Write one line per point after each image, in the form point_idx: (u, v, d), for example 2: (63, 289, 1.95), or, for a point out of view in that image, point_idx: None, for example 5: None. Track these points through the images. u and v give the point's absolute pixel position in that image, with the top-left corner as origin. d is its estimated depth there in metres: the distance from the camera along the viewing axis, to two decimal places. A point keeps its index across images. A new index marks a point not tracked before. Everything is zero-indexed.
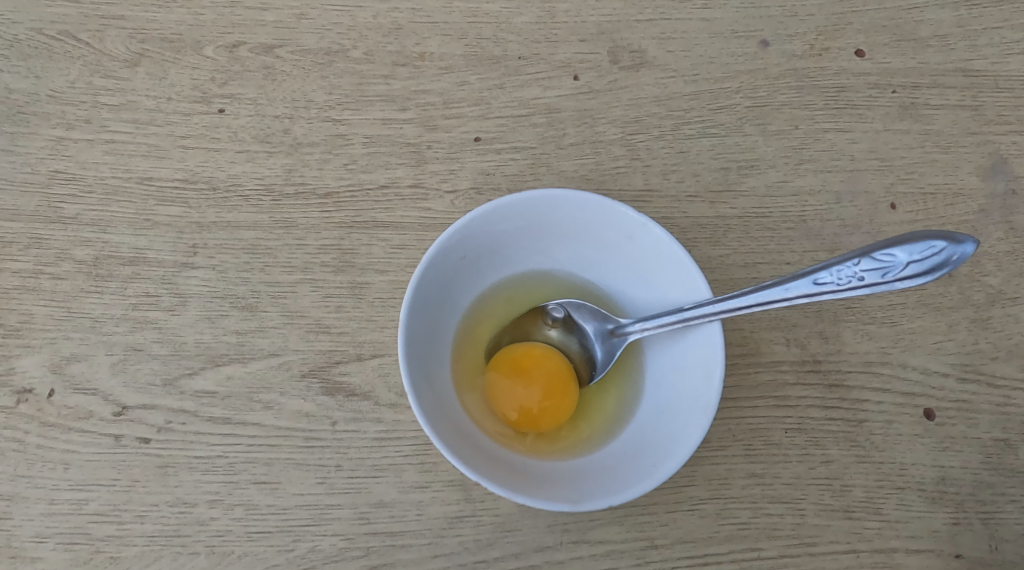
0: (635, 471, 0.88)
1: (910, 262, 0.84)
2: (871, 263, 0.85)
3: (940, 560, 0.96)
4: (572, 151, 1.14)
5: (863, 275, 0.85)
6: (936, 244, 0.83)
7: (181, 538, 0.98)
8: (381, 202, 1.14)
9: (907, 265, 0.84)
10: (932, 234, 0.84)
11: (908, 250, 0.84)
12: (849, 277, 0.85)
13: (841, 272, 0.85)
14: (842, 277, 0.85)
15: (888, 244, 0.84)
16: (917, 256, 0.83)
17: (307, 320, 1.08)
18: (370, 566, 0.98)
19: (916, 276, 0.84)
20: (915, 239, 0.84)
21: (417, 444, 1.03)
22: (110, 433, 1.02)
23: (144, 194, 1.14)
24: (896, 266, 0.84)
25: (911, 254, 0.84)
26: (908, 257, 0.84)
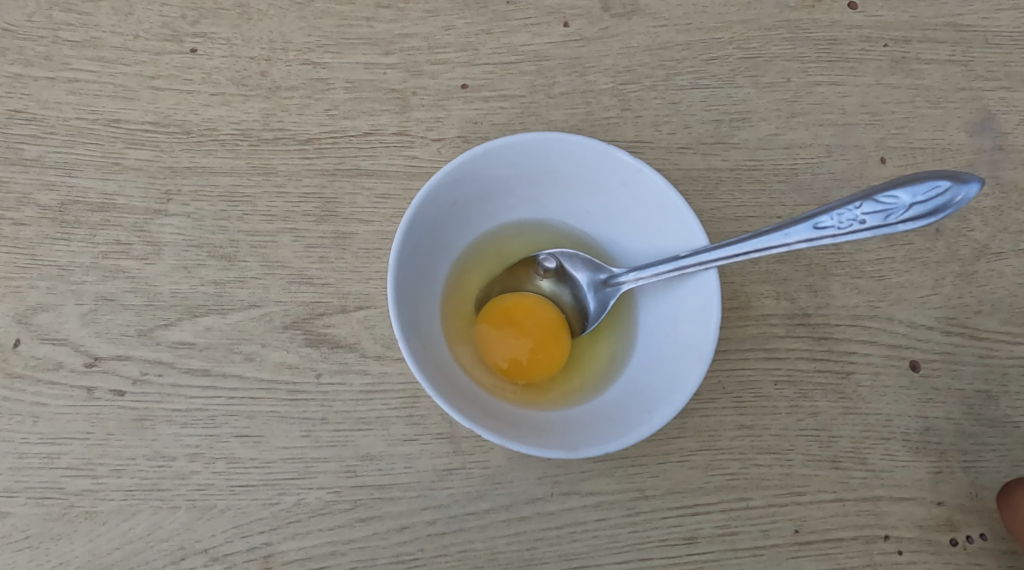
0: (631, 419, 0.87)
1: (913, 203, 0.84)
2: (873, 206, 0.84)
3: (923, 507, 0.98)
4: (562, 100, 1.12)
5: (864, 218, 0.84)
6: (940, 185, 0.84)
7: (160, 491, 0.95)
8: (365, 148, 1.10)
9: (910, 206, 0.84)
10: (937, 175, 0.84)
11: (911, 191, 0.84)
12: (850, 221, 0.85)
13: (842, 216, 0.85)
14: (843, 221, 0.85)
15: (892, 186, 0.84)
16: (922, 198, 0.84)
17: (289, 270, 1.04)
18: (358, 519, 0.96)
19: (919, 218, 0.84)
20: (919, 180, 0.84)
21: (404, 396, 1.01)
22: (83, 385, 0.98)
23: (111, 136, 1.08)
24: (899, 208, 0.84)
25: (915, 196, 0.84)
26: (911, 199, 0.84)
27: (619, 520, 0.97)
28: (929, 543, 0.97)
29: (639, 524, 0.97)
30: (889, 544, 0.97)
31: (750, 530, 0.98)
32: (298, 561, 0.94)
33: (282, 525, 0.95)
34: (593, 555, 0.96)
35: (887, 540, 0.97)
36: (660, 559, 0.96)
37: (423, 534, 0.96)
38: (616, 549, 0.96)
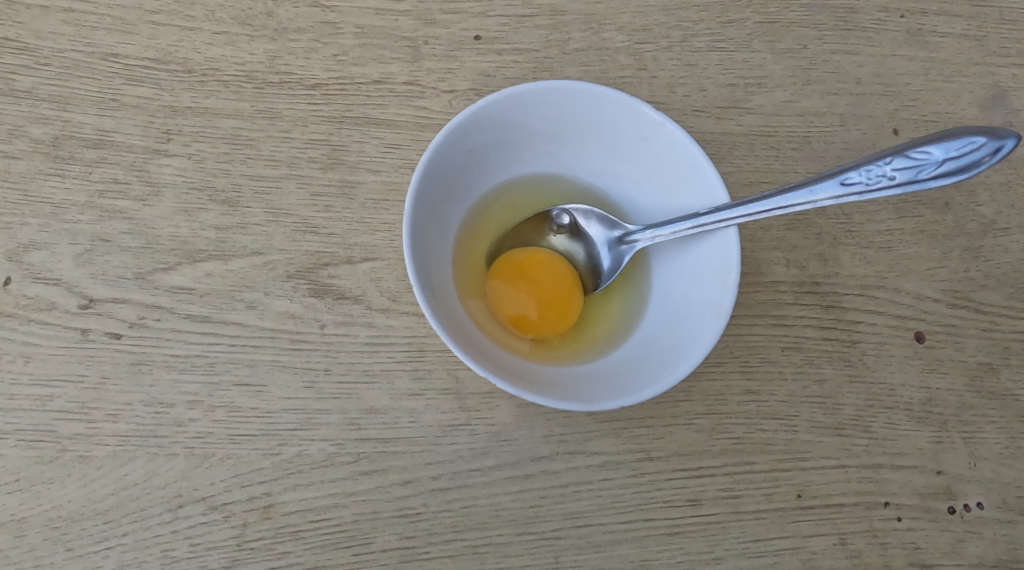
0: (647, 375, 0.86)
1: (945, 159, 0.84)
2: (903, 162, 0.84)
3: (923, 476, 0.99)
4: (577, 57, 1.10)
5: (894, 174, 0.84)
6: (975, 140, 0.84)
7: (157, 438, 0.92)
8: (374, 96, 1.07)
9: (942, 162, 0.84)
10: (971, 131, 0.84)
11: (944, 147, 0.84)
12: (878, 177, 0.85)
13: (870, 172, 0.85)
14: (872, 177, 0.85)
15: (923, 142, 0.84)
16: (954, 153, 0.83)
17: (294, 219, 1.01)
18: (361, 472, 0.94)
19: (951, 174, 0.84)
20: (952, 136, 0.84)
21: (410, 350, 0.99)
22: (76, 327, 0.94)
23: (109, 70, 1.03)
24: (930, 164, 0.84)
25: (948, 151, 0.84)
26: (943, 154, 0.84)
27: (624, 480, 0.97)
28: (928, 511, 0.98)
29: (644, 485, 0.97)
30: (889, 510, 0.98)
31: (753, 494, 0.98)
32: (299, 512, 0.92)
33: (283, 476, 0.93)
34: (597, 515, 0.96)
35: (887, 507, 0.98)
36: (664, 520, 0.96)
37: (427, 489, 0.95)
38: (620, 509, 0.96)
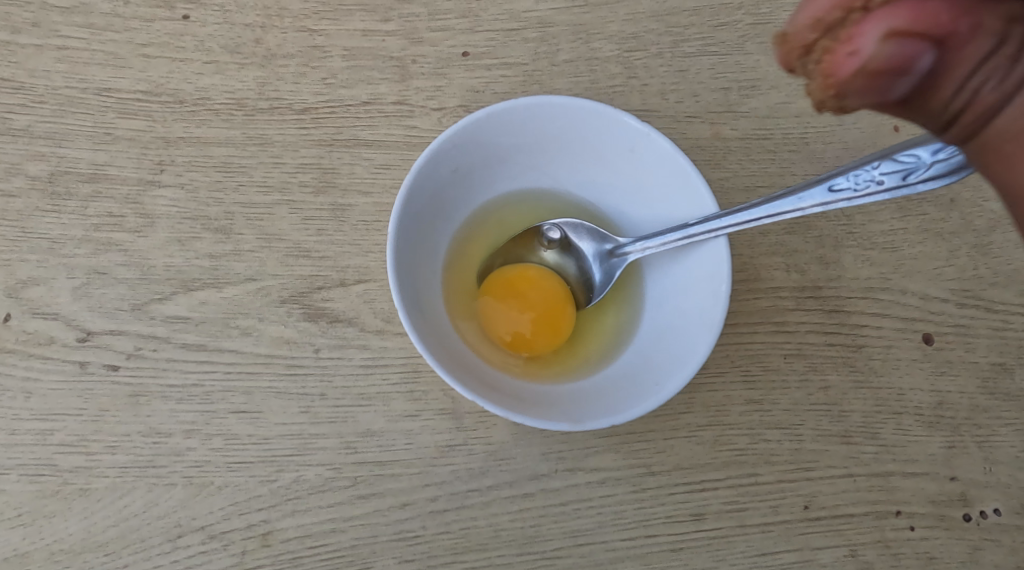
0: (640, 391, 0.84)
1: (934, 161, 0.80)
2: (892, 166, 0.81)
3: (936, 483, 0.96)
4: (566, 68, 1.09)
5: (882, 179, 0.81)
6: None
7: (156, 468, 0.93)
8: (363, 118, 1.07)
9: (930, 165, 0.80)
10: None
11: (932, 149, 0.80)
12: (867, 182, 0.82)
13: (859, 176, 0.82)
14: (860, 182, 0.82)
15: (911, 145, 0.81)
16: (943, 155, 0.79)
17: (286, 244, 1.01)
18: (358, 496, 0.94)
19: (940, 176, 0.80)
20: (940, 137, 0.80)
21: (405, 371, 0.98)
22: (75, 360, 0.96)
23: (102, 105, 1.04)
24: (919, 167, 0.80)
25: (936, 153, 0.80)
26: (931, 157, 0.80)
27: (625, 496, 0.95)
28: (941, 519, 0.95)
29: (646, 501, 0.95)
30: (901, 520, 0.95)
31: (758, 506, 0.96)
32: (297, 538, 0.92)
33: (281, 502, 0.93)
34: (598, 532, 0.94)
35: (898, 516, 0.95)
36: (667, 536, 0.94)
37: (424, 511, 0.94)
38: (622, 526, 0.94)
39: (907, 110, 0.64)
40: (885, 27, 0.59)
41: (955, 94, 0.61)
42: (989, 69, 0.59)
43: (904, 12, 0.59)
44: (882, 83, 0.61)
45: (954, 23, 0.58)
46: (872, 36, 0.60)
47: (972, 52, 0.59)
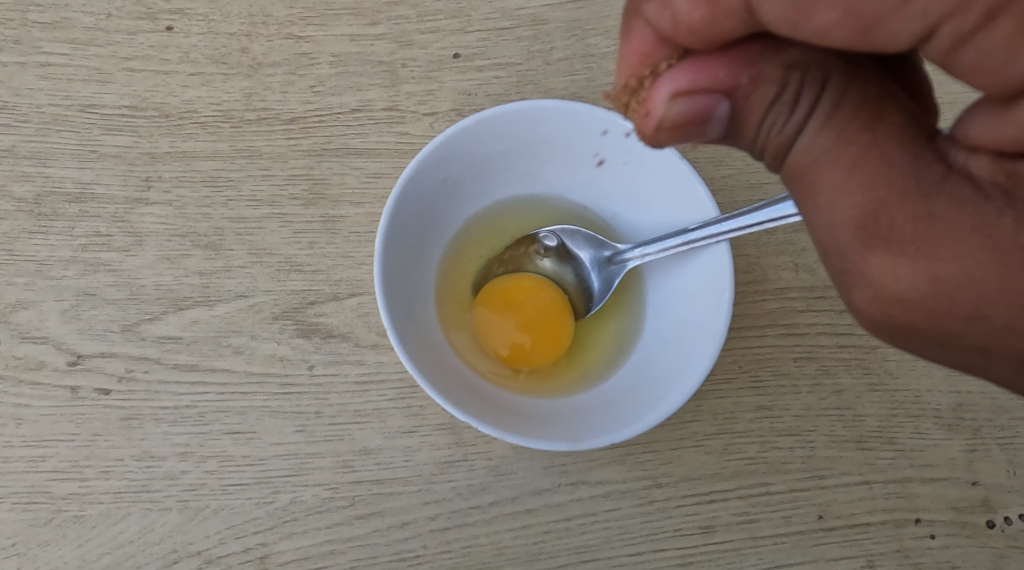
0: (641, 407, 0.82)
1: None
2: None
3: (957, 488, 0.93)
4: (561, 67, 1.06)
5: None
6: None
7: (151, 493, 0.92)
8: (354, 126, 1.03)
9: None
10: None
11: None
12: None
13: None
14: None
15: None
16: None
17: (277, 258, 0.99)
18: (357, 516, 0.92)
19: None
20: None
21: (402, 387, 0.96)
22: (66, 385, 0.94)
23: (87, 122, 1.02)
24: None
25: None
26: None
27: (631, 510, 0.92)
28: (963, 527, 0.91)
29: (653, 514, 0.92)
30: (920, 528, 0.91)
31: (770, 517, 0.92)
32: (295, 561, 0.90)
33: (278, 525, 0.91)
34: (604, 548, 0.91)
35: (918, 524, 0.92)
36: (676, 550, 0.91)
37: (425, 530, 0.92)
38: (629, 541, 0.91)
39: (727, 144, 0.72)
40: (671, 90, 0.69)
41: (757, 133, 0.69)
42: (777, 111, 0.66)
43: (684, 76, 0.68)
44: (686, 132, 0.69)
45: (734, 78, 0.67)
46: (664, 96, 0.69)
47: (758, 98, 0.67)
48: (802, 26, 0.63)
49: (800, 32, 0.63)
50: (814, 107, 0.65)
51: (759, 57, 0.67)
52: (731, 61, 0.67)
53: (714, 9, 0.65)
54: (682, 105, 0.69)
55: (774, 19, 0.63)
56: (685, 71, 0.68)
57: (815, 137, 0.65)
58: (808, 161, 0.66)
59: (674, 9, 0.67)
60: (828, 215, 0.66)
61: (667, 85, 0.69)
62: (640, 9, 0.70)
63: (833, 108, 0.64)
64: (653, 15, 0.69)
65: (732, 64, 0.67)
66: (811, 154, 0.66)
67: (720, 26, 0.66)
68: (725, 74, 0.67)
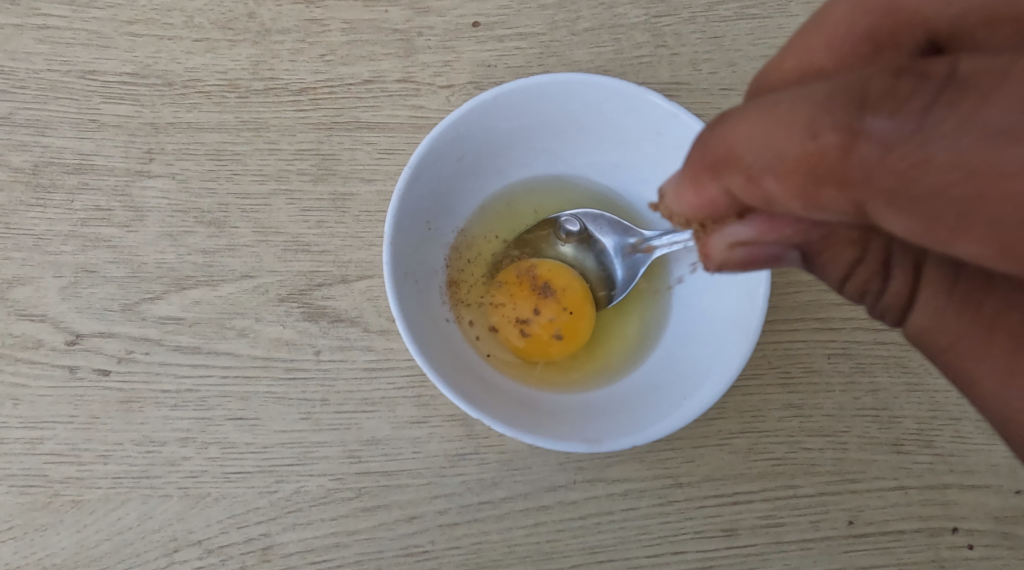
0: (665, 406, 0.77)
1: None
2: None
3: (998, 497, 0.87)
4: (587, 38, 0.99)
5: None
6: None
7: (151, 479, 0.88)
8: (366, 98, 0.98)
9: None
10: None
11: None
12: None
13: None
14: None
15: None
16: None
17: (284, 237, 0.94)
18: (363, 509, 0.88)
19: None
20: None
21: (411, 375, 0.91)
22: (64, 365, 0.90)
23: (86, 90, 0.97)
24: None
25: None
26: None
27: (650, 510, 0.87)
28: (1004, 537, 0.86)
29: (672, 515, 0.87)
30: (958, 537, 0.86)
31: (797, 522, 0.87)
32: (299, 553, 0.87)
33: (281, 515, 0.87)
34: (621, 549, 0.87)
35: (955, 533, 0.87)
36: (696, 553, 0.86)
37: (434, 525, 0.87)
38: (646, 543, 0.87)
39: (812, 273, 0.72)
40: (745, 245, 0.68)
41: (852, 292, 0.69)
42: (869, 277, 0.67)
43: (753, 230, 0.67)
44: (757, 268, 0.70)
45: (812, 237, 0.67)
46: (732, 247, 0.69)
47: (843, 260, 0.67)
48: (937, 247, 0.52)
49: (934, 249, 0.53)
50: (918, 281, 0.63)
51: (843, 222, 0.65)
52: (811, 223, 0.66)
53: (813, 204, 0.57)
54: (752, 248, 0.69)
55: (901, 233, 0.53)
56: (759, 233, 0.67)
57: (928, 314, 0.63)
58: (941, 341, 0.63)
59: (763, 189, 0.59)
60: (1000, 410, 0.60)
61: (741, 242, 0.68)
62: (720, 175, 0.62)
63: (948, 289, 0.61)
64: (733, 186, 0.61)
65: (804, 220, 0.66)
66: (954, 334, 0.61)
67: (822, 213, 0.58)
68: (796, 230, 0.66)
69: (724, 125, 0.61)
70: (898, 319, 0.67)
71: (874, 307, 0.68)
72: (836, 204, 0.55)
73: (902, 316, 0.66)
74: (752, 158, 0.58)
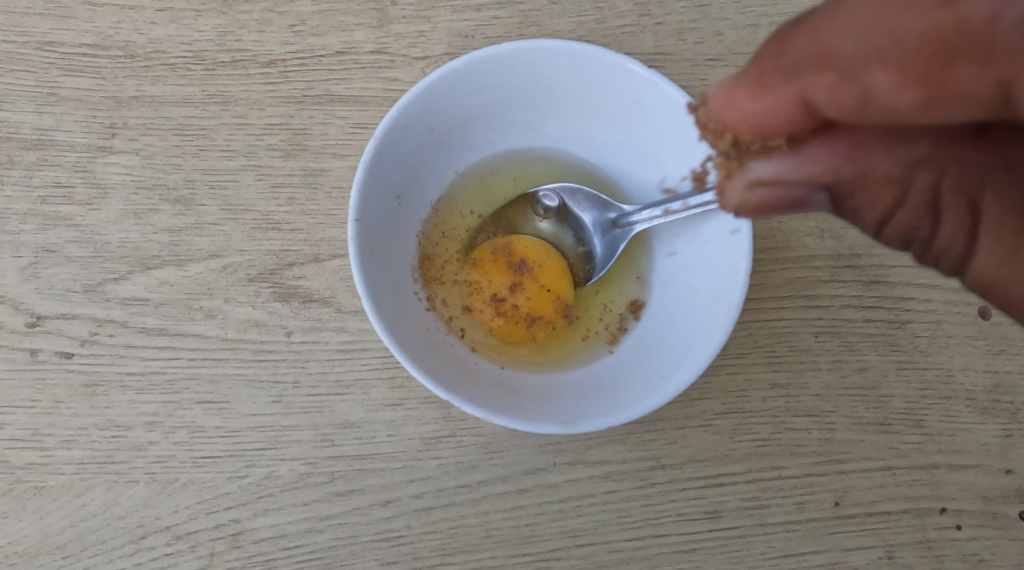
0: (643, 386, 0.74)
1: None
2: None
3: (988, 477, 0.85)
4: (568, 7, 0.96)
5: None
6: None
7: (116, 465, 0.85)
8: (337, 70, 0.94)
9: None
10: None
11: None
12: None
13: None
14: None
15: None
16: None
17: (253, 215, 0.91)
18: (336, 494, 0.85)
19: None
20: None
21: (386, 356, 0.88)
22: (25, 347, 0.87)
23: (45, 62, 0.93)
24: None
25: None
26: None
27: (632, 492, 0.85)
28: (994, 518, 0.84)
29: (654, 497, 0.85)
30: (946, 518, 0.84)
31: (782, 503, 0.85)
32: (270, 540, 0.84)
33: (251, 500, 0.84)
34: (601, 532, 0.84)
35: (943, 514, 0.85)
36: (679, 536, 0.84)
37: (409, 510, 0.85)
38: (627, 526, 0.84)
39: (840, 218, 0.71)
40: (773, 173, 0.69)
41: (892, 236, 0.69)
42: (910, 218, 0.67)
43: (778, 167, 0.69)
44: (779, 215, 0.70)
45: (844, 172, 0.67)
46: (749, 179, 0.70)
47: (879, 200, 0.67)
48: None
49: None
50: (976, 222, 0.65)
51: (882, 159, 0.66)
52: (850, 155, 0.67)
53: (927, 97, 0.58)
54: (774, 190, 0.69)
55: None
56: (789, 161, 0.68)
57: (995, 259, 0.64)
58: (1012, 291, 0.64)
59: (865, 85, 0.60)
60: None
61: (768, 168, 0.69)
62: (807, 73, 0.62)
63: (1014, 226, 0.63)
64: (822, 87, 0.62)
65: (838, 157, 0.67)
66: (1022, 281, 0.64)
67: (935, 112, 0.59)
68: (827, 168, 0.68)
69: (812, 21, 0.61)
70: (951, 268, 0.68)
71: (924, 256, 0.69)
72: (972, 81, 0.56)
73: (953, 261, 0.67)
74: (856, 45, 0.59)
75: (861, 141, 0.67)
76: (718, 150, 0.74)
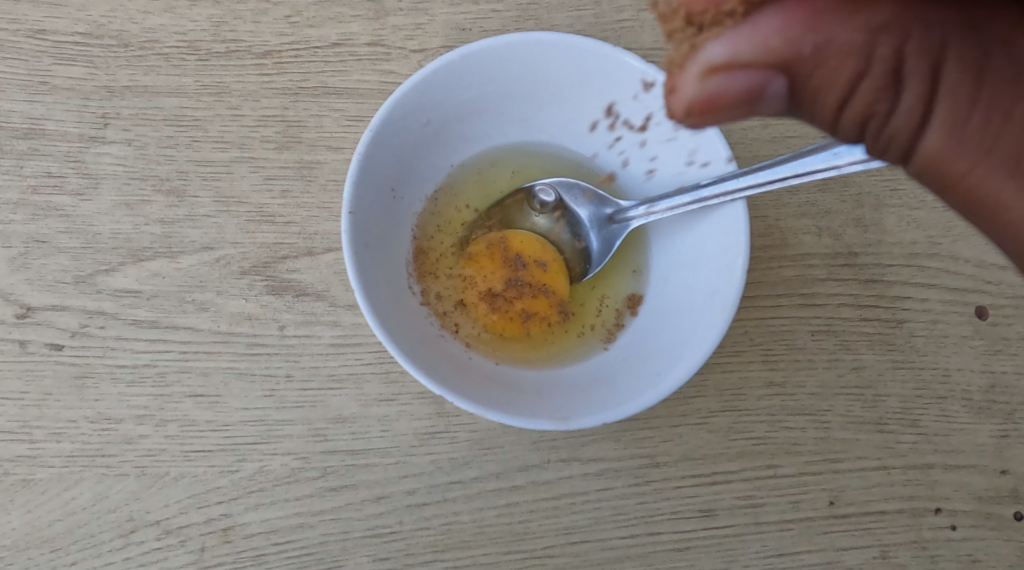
0: (638, 382, 0.74)
1: None
2: None
3: (983, 477, 0.85)
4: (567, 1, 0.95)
5: None
6: None
7: (106, 458, 0.84)
8: (333, 62, 0.93)
9: None
10: None
11: None
12: None
13: None
14: None
15: None
16: None
17: (246, 207, 0.90)
18: (329, 489, 0.84)
19: None
20: None
21: (380, 351, 0.87)
22: (15, 339, 0.86)
23: (37, 50, 0.92)
24: None
25: None
26: None
27: (626, 490, 0.85)
28: (989, 519, 0.84)
29: (649, 495, 0.84)
30: (941, 518, 0.84)
31: (777, 502, 0.84)
32: (261, 535, 0.83)
33: (242, 495, 0.84)
34: (595, 530, 0.84)
35: (938, 514, 0.84)
36: (672, 534, 0.84)
37: (402, 506, 0.84)
38: (621, 523, 0.84)
39: (791, 112, 0.61)
40: (728, 52, 0.59)
41: (843, 119, 0.60)
42: (870, 99, 0.59)
43: (737, 45, 0.58)
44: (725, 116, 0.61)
45: (802, 48, 0.57)
46: (704, 61, 0.60)
47: (835, 77, 0.58)
48: None
49: None
50: (935, 96, 0.58)
51: (842, 28, 0.57)
52: (807, 26, 0.57)
53: None
54: (728, 73, 0.59)
55: None
56: (745, 36, 0.58)
57: (946, 132, 0.59)
58: (958, 167, 0.59)
59: None
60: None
61: (722, 48, 0.59)
62: None
63: (973, 96, 0.57)
64: None
65: (795, 27, 0.57)
66: (972, 159, 0.59)
67: None
68: (783, 41, 0.57)
69: None
70: (901, 151, 0.61)
71: (875, 138, 0.62)
72: None
73: (905, 144, 0.61)
74: None
75: (822, 5, 0.57)
76: (668, 40, 0.63)
